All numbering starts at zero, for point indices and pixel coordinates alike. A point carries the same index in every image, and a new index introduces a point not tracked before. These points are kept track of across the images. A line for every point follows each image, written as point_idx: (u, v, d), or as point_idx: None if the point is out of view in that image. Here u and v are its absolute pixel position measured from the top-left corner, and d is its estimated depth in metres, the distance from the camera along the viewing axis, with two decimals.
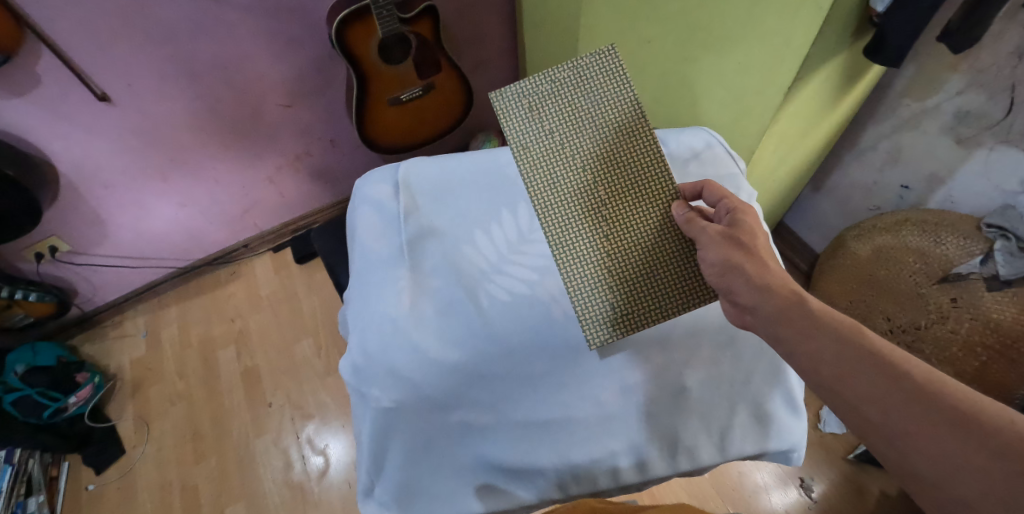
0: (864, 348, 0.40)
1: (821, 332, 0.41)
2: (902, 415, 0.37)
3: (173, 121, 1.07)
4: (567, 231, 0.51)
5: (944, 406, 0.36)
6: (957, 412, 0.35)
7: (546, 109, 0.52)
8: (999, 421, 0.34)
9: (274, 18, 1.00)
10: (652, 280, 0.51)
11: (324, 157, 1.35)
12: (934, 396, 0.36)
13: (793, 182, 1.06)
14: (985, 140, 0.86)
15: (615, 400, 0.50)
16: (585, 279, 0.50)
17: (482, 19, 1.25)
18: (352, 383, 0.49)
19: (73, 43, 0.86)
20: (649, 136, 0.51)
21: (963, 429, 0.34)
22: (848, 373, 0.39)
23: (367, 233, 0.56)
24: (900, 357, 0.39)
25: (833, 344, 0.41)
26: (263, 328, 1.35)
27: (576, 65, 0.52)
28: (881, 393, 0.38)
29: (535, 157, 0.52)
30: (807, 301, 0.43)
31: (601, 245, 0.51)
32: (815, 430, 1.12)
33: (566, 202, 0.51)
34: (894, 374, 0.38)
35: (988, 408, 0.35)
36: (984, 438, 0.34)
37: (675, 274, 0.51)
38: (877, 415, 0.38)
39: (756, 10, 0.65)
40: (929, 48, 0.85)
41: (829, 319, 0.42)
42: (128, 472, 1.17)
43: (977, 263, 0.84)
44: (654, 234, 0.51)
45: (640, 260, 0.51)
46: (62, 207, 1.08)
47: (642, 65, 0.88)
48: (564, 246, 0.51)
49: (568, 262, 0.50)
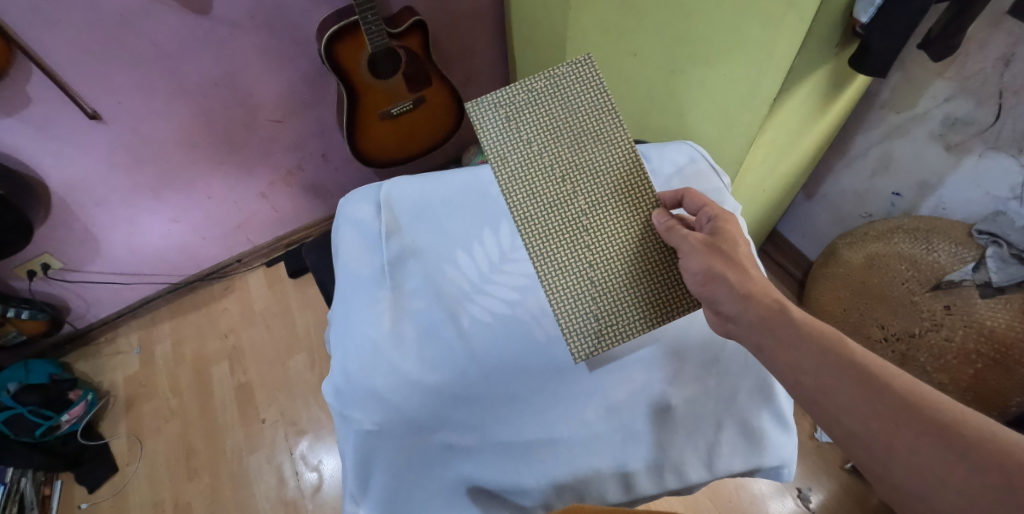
0: (846, 359, 0.40)
1: (803, 341, 0.42)
2: (884, 426, 0.36)
3: (164, 137, 1.07)
4: (549, 243, 0.50)
5: (925, 417, 0.35)
6: (938, 424, 0.35)
7: (523, 119, 0.51)
8: (980, 434, 0.33)
9: (264, 34, 1.01)
10: (635, 290, 0.50)
11: (316, 171, 1.36)
12: (915, 408, 0.36)
13: (783, 190, 1.06)
14: (974, 147, 0.86)
15: (599, 418, 0.50)
16: (568, 292, 0.50)
17: (472, 32, 1.26)
18: (333, 406, 0.49)
19: (63, 62, 0.86)
20: (627, 145, 0.51)
21: (943, 441, 0.34)
22: (831, 384, 0.40)
23: (348, 254, 0.56)
24: (884, 370, 0.39)
25: (814, 354, 0.41)
26: (257, 343, 1.35)
27: (553, 75, 0.51)
28: (863, 405, 0.38)
29: (514, 169, 0.51)
30: (788, 310, 0.44)
31: (584, 257, 0.50)
32: (812, 440, 1.11)
33: (547, 214, 0.50)
34: (876, 384, 0.38)
35: (970, 421, 0.35)
36: (965, 450, 0.33)
37: (659, 283, 0.51)
38: (858, 427, 0.38)
39: (739, 23, 0.65)
40: (915, 56, 0.85)
41: (813, 330, 0.43)
42: (121, 490, 1.16)
43: (969, 270, 0.83)
44: (637, 245, 0.51)
45: (623, 271, 0.50)
46: (54, 224, 1.08)
47: (632, 78, 0.89)
48: (546, 258, 0.50)
49: (550, 275, 0.50)
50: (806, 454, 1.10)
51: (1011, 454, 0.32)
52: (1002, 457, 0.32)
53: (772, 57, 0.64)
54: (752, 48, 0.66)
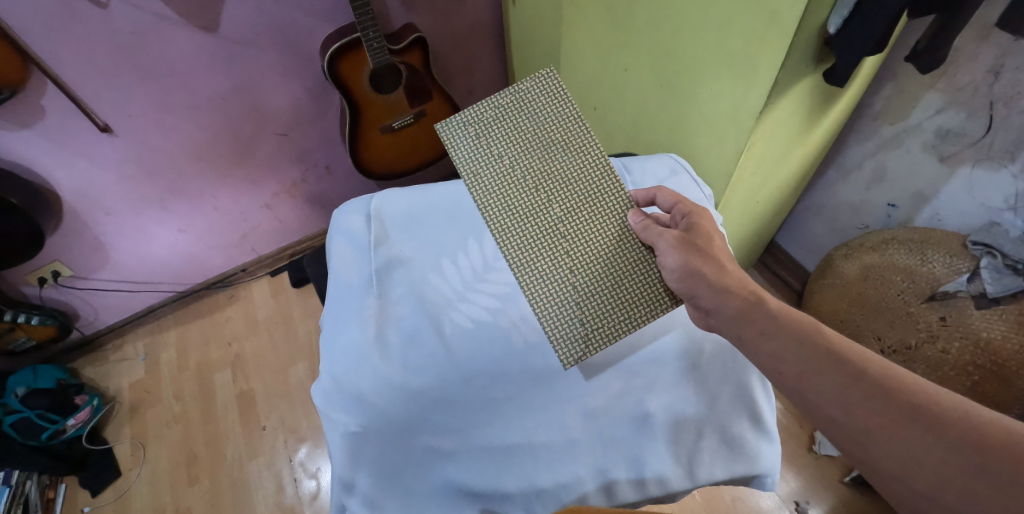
0: (824, 346, 0.42)
1: (781, 333, 0.44)
2: (863, 410, 0.38)
3: (173, 149, 1.10)
4: (529, 251, 0.51)
5: (901, 400, 0.37)
6: (914, 407, 0.37)
7: (492, 134, 0.53)
8: (953, 414, 0.35)
9: (270, 50, 1.04)
10: (617, 293, 0.51)
11: (319, 182, 1.39)
12: (893, 392, 0.38)
13: (778, 201, 1.07)
14: (966, 158, 0.86)
15: (578, 425, 0.51)
16: (551, 297, 0.51)
17: (472, 48, 1.29)
18: (320, 410, 0.50)
19: (76, 76, 0.90)
20: (595, 150, 0.53)
21: (922, 423, 0.36)
22: (810, 372, 0.41)
23: (338, 263, 0.58)
24: (861, 358, 0.41)
25: (794, 344, 0.43)
26: (259, 351, 1.37)
27: (517, 90, 0.54)
28: (843, 391, 0.39)
29: (487, 180, 0.53)
30: (765, 301, 0.47)
31: (564, 263, 0.51)
32: (810, 452, 1.10)
33: (525, 223, 0.52)
34: (855, 372, 0.40)
35: (942, 402, 0.37)
36: (939, 430, 0.35)
37: (639, 284, 0.52)
38: (838, 413, 0.39)
39: (726, 38, 0.67)
40: (905, 69, 0.86)
41: (789, 320, 0.45)
42: (123, 494, 1.18)
43: (964, 281, 0.83)
44: (615, 247, 0.52)
45: (604, 274, 0.51)
46: (65, 233, 1.11)
47: (625, 93, 0.92)
48: (526, 265, 0.51)
49: (533, 281, 0.51)
50: (804, 466, 1.09)
51: (981, 433, 0.34)
52: (974, 437, 0.34)
53: (756, 72, 0.65)
54: (738, 63, 0.67)
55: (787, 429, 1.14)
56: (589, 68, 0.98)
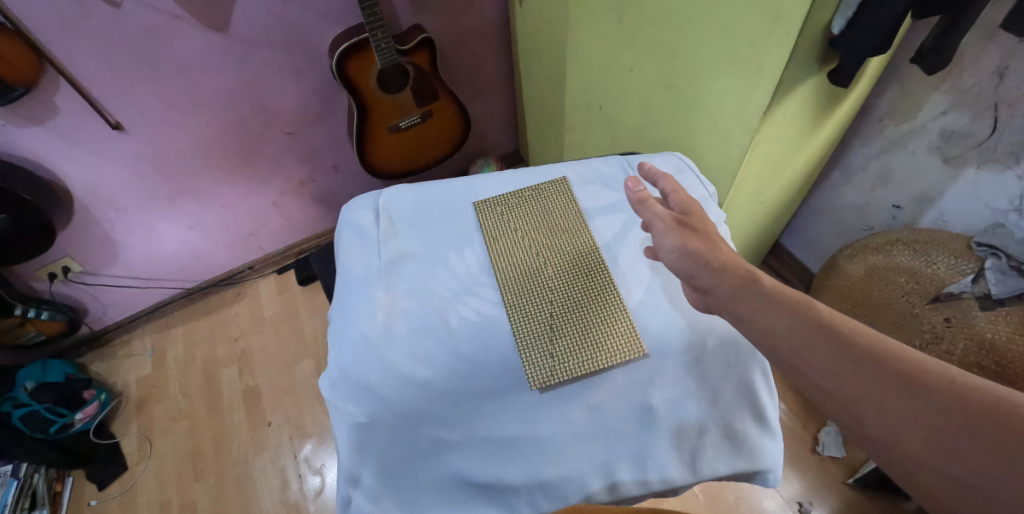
0: (818, 321, 0.41)
1: (776, 309, 0.44)
2: (853, 380, 0.38)
3: (182, 147, 1.12)
4: (516, 289, 0.55)
5: (888, 368, 0.37)
6: (904, 375, 0.36)
7: (508, 202, 0.62)
8: (938, 379, 0.35)
9: (279, 49, 1.06)
10: (588, 337, 0.52)
11: (326, 182, 1.41)
12: (882, 362, 0.38)
13: (783, 202, 1.07)
14: (971, 160, 0.86)
15: (582, 418, 0.50)
16: (529, 329, 0.52)
17: (479, 49, 1.30)
18: (329, 399, 0.51)
19: (89, 74, 0.91)
20: None
21: (909, 391, 0.35)
22: (803, 345, 0.41)
23: (348, 257, 0.59)
24: (851, 329, 0.40)
25: (787, 318, 0.43)
26: (265, 348, 1.38)
27: None
28: (834, 363, 0.39)
29: None
30: (759, 280, 0.46)
31: (545, 304, 0.54)
32: (813, 454, 1.11)
33: (515, 268, 0.57)
34: (846, 344, 0.39)
35: (932, 369, 0.36)
36: (926, 396, 0.35)
37: (611, 332, 0.52)
38: (830, 386, 0.39)
39: (730, 39, 0.67)
40: (910, 70, 0.86)
41: (782, 297, 0.44)
42: (130, 488, 1.18)
43: (969, 282, 0.82)
44: (595, 306, 0.54)
45: (580, 321, 0.54)
46: (76, 228, 1.12)
47: (630, 93, 0.93)
48: (509, 300, 0.54)
49: (514, 314, 0.53)
50: (807, 467, 1.09)
51: (965, 397, 0.34)
52: (962, 401, 0.34)
53: (761, 72, 0.66)
54: (743, 63, 0.68)
55: (790, 430, 1.14)
56: (595, 69, 0.99)
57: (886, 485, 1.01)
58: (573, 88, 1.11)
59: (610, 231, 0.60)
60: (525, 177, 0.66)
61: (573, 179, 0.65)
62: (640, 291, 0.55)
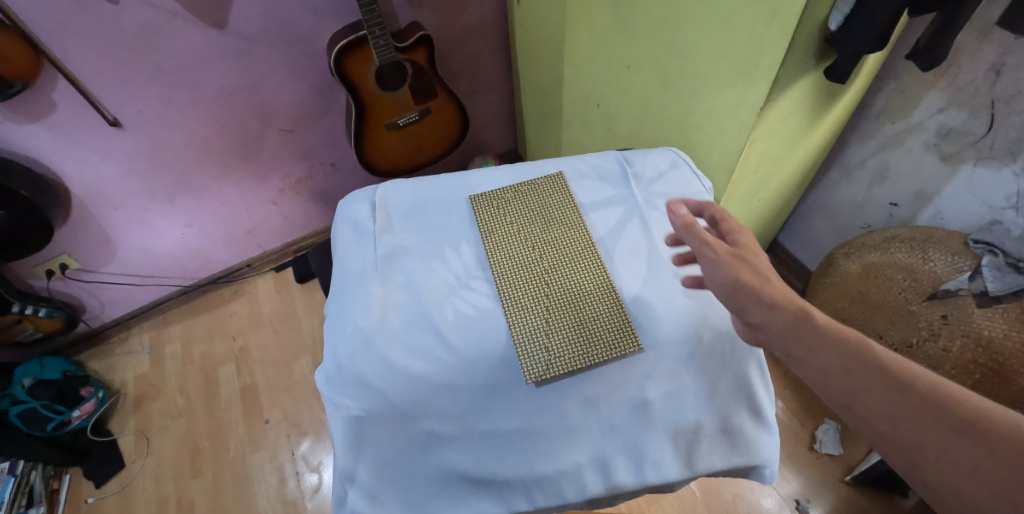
0: (870, 358, 0.37)
1: (825, 343, 0.39)
2: (913, 425, 0.33)
3: (180, 144, 1.12)
4: (511, 284, 0.54)
5: (951, 414, 0.33)
6: (966, 421, 0.32)
7: (505, 197, 0.62)
8: (1008, 429, 0.31)
9: (276, 46, 1.05)
10: (584, 331, 0.52)
11: (324, 179, 1.41)
12: (941, 405, 0.34)
13: (781, 200, 1.07)
14: (968, 157, 0.86)
15: (577, 412, 0.49)
16: (525, 323, 0.52)
17: (477, 47, 1.30)
18: (325, 393, 0.51)
19: (87, 71, 0.91)
20: None
21: (974, 438, 0.32)
22: (857, 384, 0.36)
23: (344, 251, 0.59)
24: (908, 369, 0.36)
25: (837, 355, 0.38)
26: (263, 346, 1.38)
27: None
28: (890, 405, 0.35)
29: None
30: (812, 315, 0.41)
31: (541, 299, 0.54)
32: (811, 451, 1.11)
33: (512, 263, 0.56)
34: (902, 384, 0.35)
35: (997, 417, 0.32)
36: (993, 446, 0.31)
37: (607, 325, 0.52)
38: (883, 427, 0.35)
39: (727, 35, 0.67)
40: (908, 67, 0.86)
41: (831, 330, 0.40)
42: (127, 485, 1.18)
43: (965, 279, 0.83)
44: (591, 300, 0.54)
45: (576, 315, 0.53)
46: (73, 225, 1.12)
47: (628, 91, 0.93)
48: (505, 294, 0.54)
49: (510, 308, 0.53)
50: (805, 465, 1.09)
51: None
52: None
53: (758, 68, 0.66)
54: (740, 60, 0.68)
55: (788, 427, 1.15)
56: (593, 67, 0.99)
57: (882, 482, 1.01)
58: (570, 86, 1.11)
59: (606, 226, 0.60)
60: (521, 171, 0.66)
61: (569, 173, 0.65)
62: (637, 285, 0.55)
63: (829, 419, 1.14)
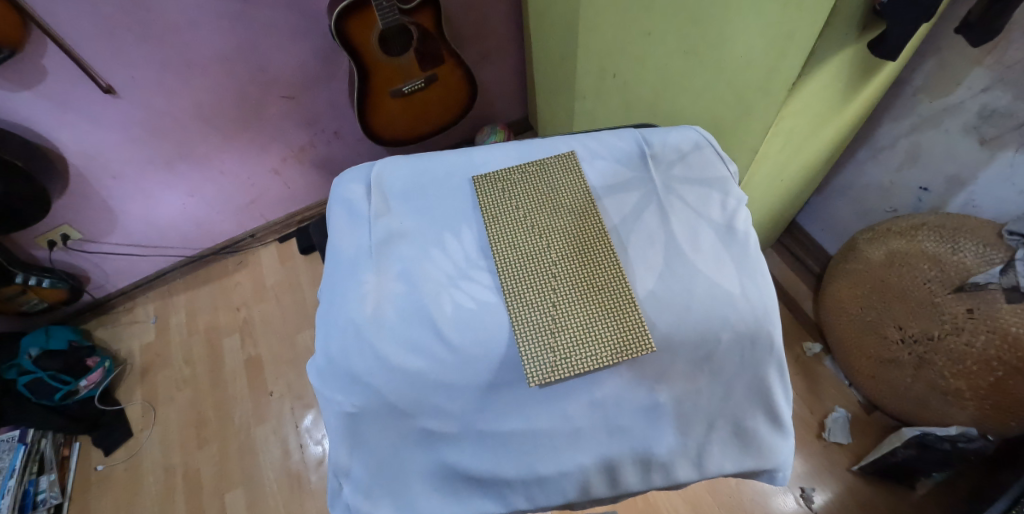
0: None
1: None
2: None
3: (178, 111, 1.07)
4: (513, 275, 0.50)
5: None
6: None
7: (511, 178, 0.57)
8: None
9: (272, 9, 0.99)
10: (591, 330, 0.47)
11: (327, 149, 1.37)
12: None
13: (804, 180, 1.02)
14: (1009, 142, 0.80)
15: (582, 415, 0.47)
16: (528, 318, 0.47)
17: (484, 10, 1.22)
18: (317, 387, 0.49)
19: (76, 34, 0.86)
20: None
21: None
22: None
23: (339, 234, 0.56)
24: None
25: None
26: (267, 317, 1.37)
27: None
28: None
29: None
30: None
31: (547, 292, 0.49)
32: (819, 439, 1.10)
33: (517, 252, 0.52)
34: None
35: None
36: None
37: (618, 325, 0.47)
38: None
39: (758, 2, 0.61)
40: (952, 40, 0.79)
41: None
42: (135, 454, 1.20)
43: (996, 273, 0.77)
44: (601, 296, 0.48)
45: (584, 312, 0.48)
46: (71, 195, 1.10)
47: (646, 60, 0.87)
48: (507, 287, 0.49)
49: (512, 302, 0.48)
50: (812, 453, 1.08)
51: None
52: None
53: (791, 40, 0.60)
54: (773, 28, 0.61)
55: (798, 414, 1.13)
56: (610, 33, 0.92)
57: (889, 473, 1.01)
58: (584, 53, 1.04)
59: (620, 213, 0.55)
60: (530, 151, 0.61)
61: (581, 153, 0.60)
62: (652, 280, 0.50)
63: (838, 408, 1.12)
